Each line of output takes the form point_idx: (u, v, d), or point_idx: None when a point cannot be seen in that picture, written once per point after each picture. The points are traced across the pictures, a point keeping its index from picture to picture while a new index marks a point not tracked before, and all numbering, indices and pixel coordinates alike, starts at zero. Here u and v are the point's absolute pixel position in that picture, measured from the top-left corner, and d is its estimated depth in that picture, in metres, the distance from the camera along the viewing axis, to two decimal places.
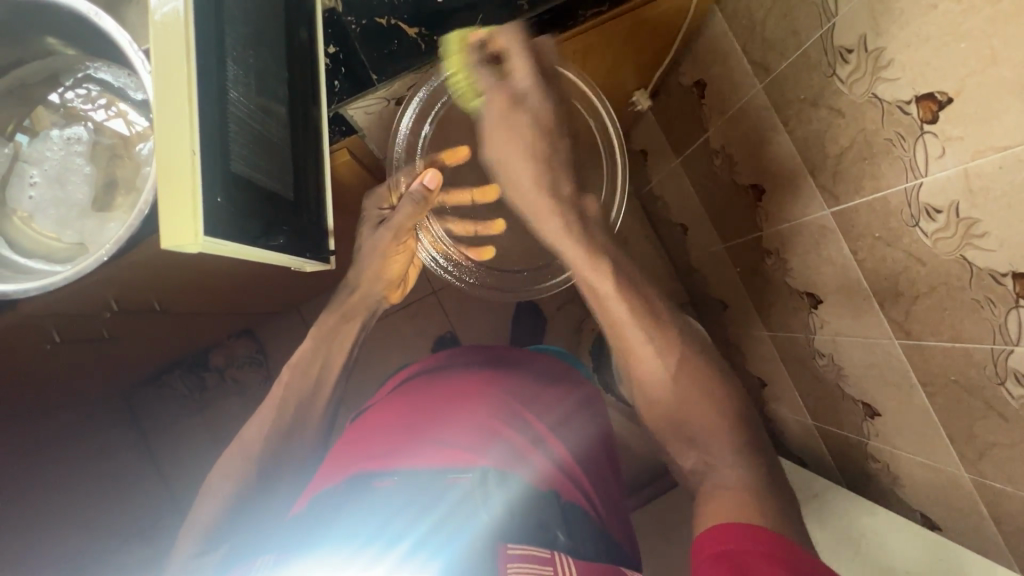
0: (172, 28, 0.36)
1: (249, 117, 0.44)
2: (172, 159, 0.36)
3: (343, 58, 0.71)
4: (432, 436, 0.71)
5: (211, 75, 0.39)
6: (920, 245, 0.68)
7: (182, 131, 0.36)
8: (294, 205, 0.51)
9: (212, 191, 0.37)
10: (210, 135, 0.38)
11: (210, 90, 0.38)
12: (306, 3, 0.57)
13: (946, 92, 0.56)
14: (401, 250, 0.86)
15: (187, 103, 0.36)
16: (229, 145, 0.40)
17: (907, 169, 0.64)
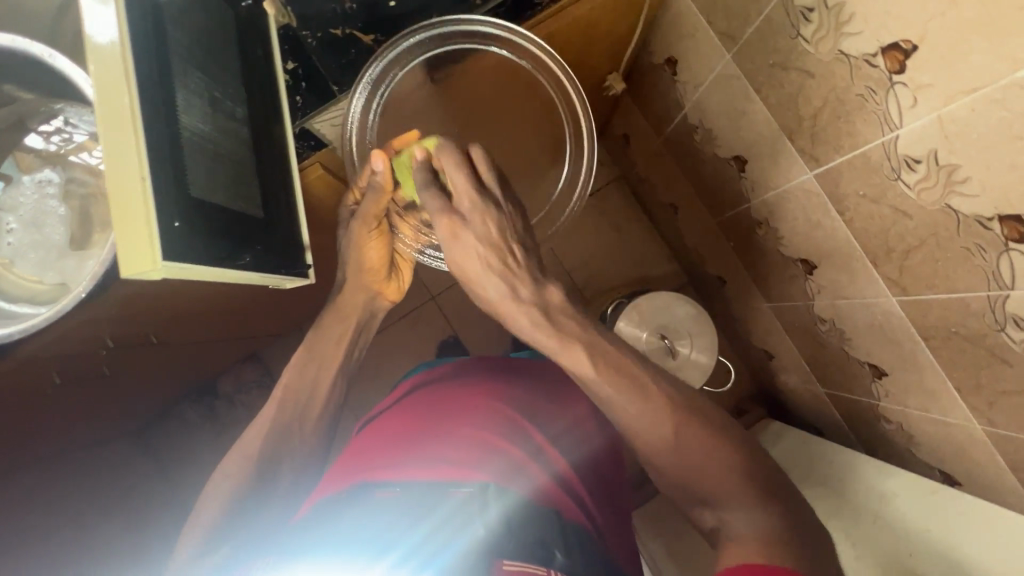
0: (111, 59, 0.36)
1: (203, 141, 0.44)
2: (124, 189, 0.35)
3: (302, 73, 0.63)
4: (435, 447, 0.71)
5: (159, 101, 0.39)
6: (904, 198, 0.67)
7: (130, 160, 0.35)
8: (266, 224, 0.52)
9: (171, 215, 0.37)
10: (162, 162, 0.37)
11: (157, 116, 0.38)
12: (259, 23, 0.57)
13: (910, 40, 0.55)
14: (376, 237, 0.83)
15: (132, 133, 0.36)
16: (183, 169, 0.40)
17: (882, 122, 0.63)
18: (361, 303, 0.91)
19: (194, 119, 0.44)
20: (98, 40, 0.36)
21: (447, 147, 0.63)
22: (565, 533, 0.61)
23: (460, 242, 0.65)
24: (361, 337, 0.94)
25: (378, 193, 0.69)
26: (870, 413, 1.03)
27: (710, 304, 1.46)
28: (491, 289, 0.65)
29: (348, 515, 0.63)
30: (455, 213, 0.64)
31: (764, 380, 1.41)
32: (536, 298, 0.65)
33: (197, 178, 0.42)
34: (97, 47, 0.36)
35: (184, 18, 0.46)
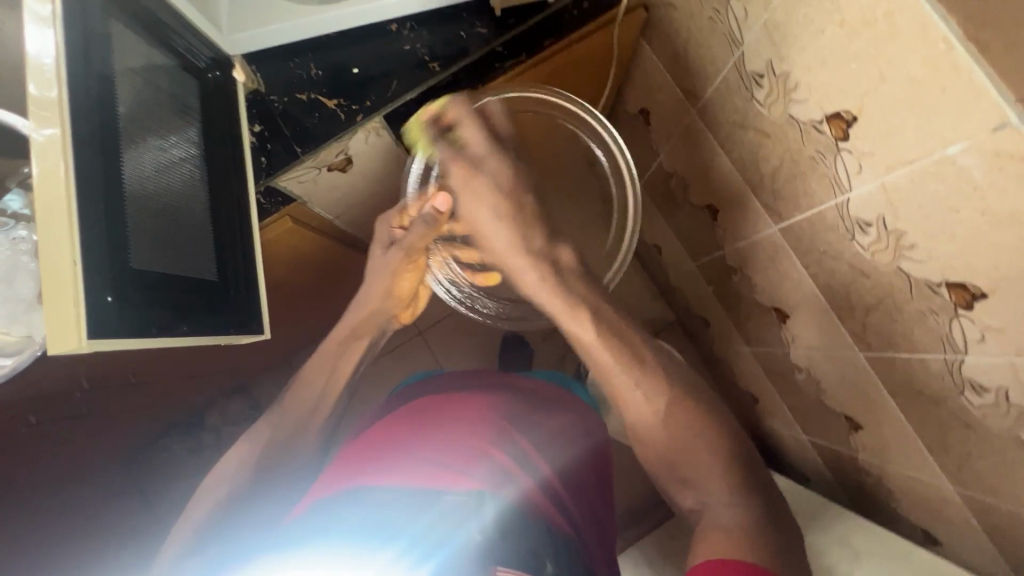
0: (47, 147, 0.38)
1: (143, 208, 0.46)
2: (55, 271, 0.37)
3: (269, 136, 0.64)
4: (429, 444, 0.65)
5: (94, 183, 0.41)
6: (860, 258, 0.67)
7: (60, 242, 0.37)
8: (213, 284, 0.54)
9: (99, 292, 0.39)
10: (93, 244, 0.39)
11: (92, 194, 0.40)
12: (228, 93, 0.61)
13: (850, 110, 0.56)
14: (413, 268, 0.80)
15: (63, 216, 0.38)
16: (118, 244, 0.42)
17: (833, 185, 0.64)
18: (372, 325, 0.84)
19: (136, 186, 0.46)
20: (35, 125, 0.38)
21: (456, 99, 0.64)
22: (557, 553, 0.58)
23: (471, 186, 0.64)
24: (366, 358, 0.87)
25: (431, 227, 0.72)
26: (851, 465, 1.00)
27: (697, 345, 1.45)
28: (497, 238, 0.66)
29: (341, 518, 0.57)
30: (468, 157, 0.64)
31: (750, 423, 1.39)
32: (548, 252, 0.66)
33: (136, 248, 0.44)
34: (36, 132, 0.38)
35: (133, 92, 0.48)
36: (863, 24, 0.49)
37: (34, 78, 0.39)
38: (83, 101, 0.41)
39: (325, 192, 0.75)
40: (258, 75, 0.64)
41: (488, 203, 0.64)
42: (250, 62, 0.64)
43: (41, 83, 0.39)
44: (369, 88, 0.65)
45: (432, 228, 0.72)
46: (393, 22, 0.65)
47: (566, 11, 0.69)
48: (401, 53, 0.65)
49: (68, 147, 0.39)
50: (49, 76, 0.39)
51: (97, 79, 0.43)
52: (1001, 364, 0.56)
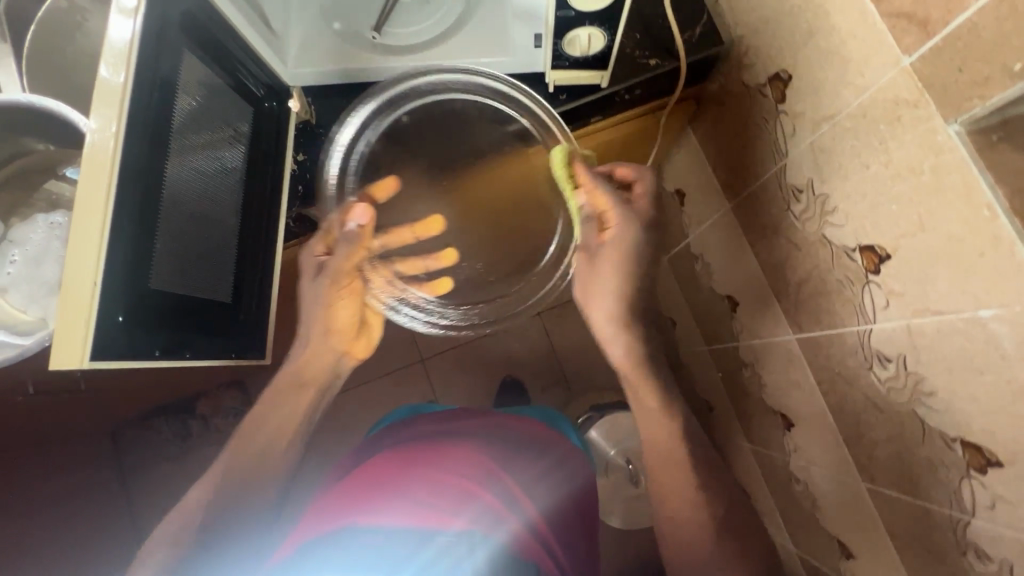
0: (96, 167, 0.40)
1: (173, 221, 0.47)
2: (77, 287, 0.38)
3: (309, 167, 0.66)
4: (414, 477, 0.58)
5: (133, 199, 0.42)
6: (875, 390, 0.65)
7: (88, 260, 0.39)
8: (223, 308, 0.54)
9: (113, 311, 0.40)
10: (118, 265, 0.41)
11: (129, 207, 0.41)
12: (279, 123, 0.63)
13: (884, 247, 0.55)
14: (346, 297, 0.61)
15: (96, 236, 0.39)
16: (144, 261, 0.43)
17: (857, 313, 0.63)
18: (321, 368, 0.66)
19: (172, 198, 0.47)
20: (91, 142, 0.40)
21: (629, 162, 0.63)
22: None
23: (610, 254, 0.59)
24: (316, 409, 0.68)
25: (353, 247, 0.56)
26: None
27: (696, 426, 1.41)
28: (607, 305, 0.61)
29: (325, 559, 0.50)
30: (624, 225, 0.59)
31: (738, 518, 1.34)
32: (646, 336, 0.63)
33: (157, 269, 0.45)
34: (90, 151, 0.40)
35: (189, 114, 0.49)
36: (908, 171, 0.49)
37: (104, 71, 0.41)
38: (142, 123, 0.43)
39: None
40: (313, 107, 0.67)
41: (615, 280, 0.59)
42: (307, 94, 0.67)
43: (104, 106, 0.40)
44: None
45: (355, 248, 0.57)
46: None
47: (618, 95, 0.68)
48: None
49: (116, 169, 0.40)
50: (115, 100, 0.41)
51: (160, 98, 0.45)
52: (1009, 537, 0.53)
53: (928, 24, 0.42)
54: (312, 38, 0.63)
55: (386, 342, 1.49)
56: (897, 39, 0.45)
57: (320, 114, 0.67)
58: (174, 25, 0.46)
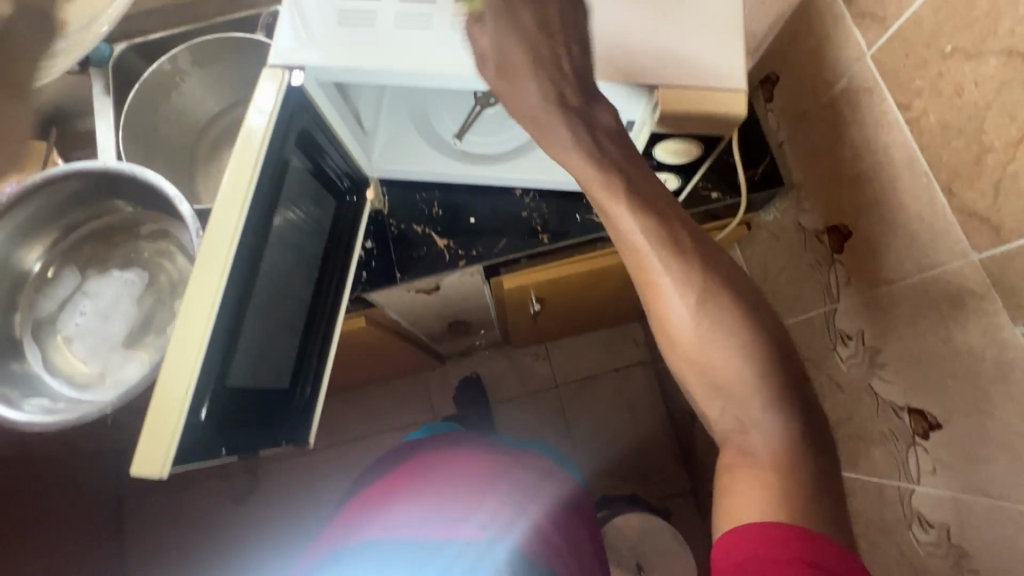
0: (207, 279, 0.43)
1: (248, 343, 0.48)
2: (172, 392, 0.41)
3: (376, 254, 0.69)
4: (417, 491, 0.64)
5: (234, 307, 0.45)
6: (912, 550, 0.63)
7: (186, 366, 0.42)
8: (286, 393, 0.56)
9: (198, 408, 0.42)
10: (210, 368, 0.43)
11: (226, 321, 0.44)
12: (352, 212, 0.65)
13: (935, 414, 0.56)
14: None
15: (197, 344, 0.42)
16: (230, 365, 0.45)
17: (900, 469, 0.62)
18: None
19: (252, 317, 0.48)
20: (204, 257, 0.44)
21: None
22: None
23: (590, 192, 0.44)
24: None
25: None
26: None
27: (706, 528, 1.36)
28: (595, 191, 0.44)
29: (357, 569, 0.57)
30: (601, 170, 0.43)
31: None
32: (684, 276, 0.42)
33: (240, 366, 0.47)
34: (203, 266, 0.44)
35: (289, 219, 0.53)
36: (970, 354, 0.50)
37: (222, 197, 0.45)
38: (252, 238, 0.46)
39: (405, 304, 0.79)
40: (384, 197, 0.71)
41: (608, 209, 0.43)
42: (382, 185, 0.71)
43: (223, 227, 0.44)
44: (478, 239, 0.69)
45: None
46: (518, 187, 0.70)
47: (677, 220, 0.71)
48: (516, 217, 0.70)
49: (222, 282, 0.44)
50: (233, 220, 0.45)
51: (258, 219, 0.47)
52: None
53: (1001, 230, 0.44)
54: (397, 139, 0.67)
55: (401, 396, 1.48)
56: (968, 233, 0.47)
57: (392, 204, 0.71)
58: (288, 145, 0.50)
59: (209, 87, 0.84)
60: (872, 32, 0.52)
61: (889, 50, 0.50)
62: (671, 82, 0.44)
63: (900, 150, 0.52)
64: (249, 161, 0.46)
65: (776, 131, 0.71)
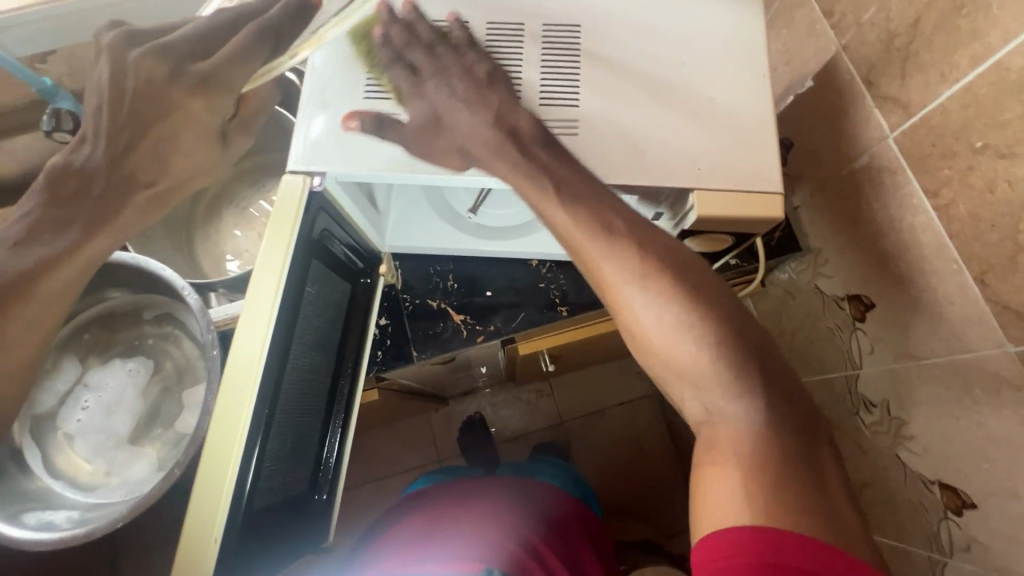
0: (233, 413, 0.41)
1: (274, 454, 0.46)
2: (199, 530, 0.38)
3: (390, 331, 0.67)
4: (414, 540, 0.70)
5: (264, 423, 0.43)
6: None
7: (216, 498, 0.39)
8: (304, 498, 0.53)
9: (231, 543, 0.40)
10: (242, 496, 0.41)
11: (258, 441, 0.42)
12: (368, 294, 0.63)
13: (969, 493, 0.55)
14: None
15: (223, 488, 0.39)
16: (258, 487, 0.43)
17: (931, 541, 0.61)
18: None
19: (279, 426, 0.46)
20: (234, 372, 0.42)
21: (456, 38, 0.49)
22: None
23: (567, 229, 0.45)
24: None
25: None
26: None
27: None
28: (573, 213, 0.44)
29: None
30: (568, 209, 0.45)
31: None
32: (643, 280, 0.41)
33: (263, 494, 0.45)
34: (228, 400, 0.41)
35: (310, 324, 0.51)
36: (1006, 443, 0.49)
37: (253, 302, 0.43)
38: (279, 356, 0.44)
39: (418, 373, 0.77)
40: (397, 271, 0.69)
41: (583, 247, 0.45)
42: (395, 258, 0.69)
43: (248, 353, 0.42)
44: (495, 313, 0.68)
45: None
46: (535, 258, 0.68)
47: None
48: (534, 288, 0.68)
49: (249, 416, 0.41)
50: (258, 346, 0.42)
51: (287, 322, 0.45)
52: None
53: None
54: (412, 215, 0.66)
55: (403, 439, 1.43)
56: (1002, 325, 0.46)
57: (406, 277, 0.69)
58: (307, 252, 0.48)
59: None
60: (896, 116, 0.51)
61: (915, 135, 0.50)
62: (705, 186, 0.46)
63: (928, 233, 0.51)
64: (271, 279, 0.44)
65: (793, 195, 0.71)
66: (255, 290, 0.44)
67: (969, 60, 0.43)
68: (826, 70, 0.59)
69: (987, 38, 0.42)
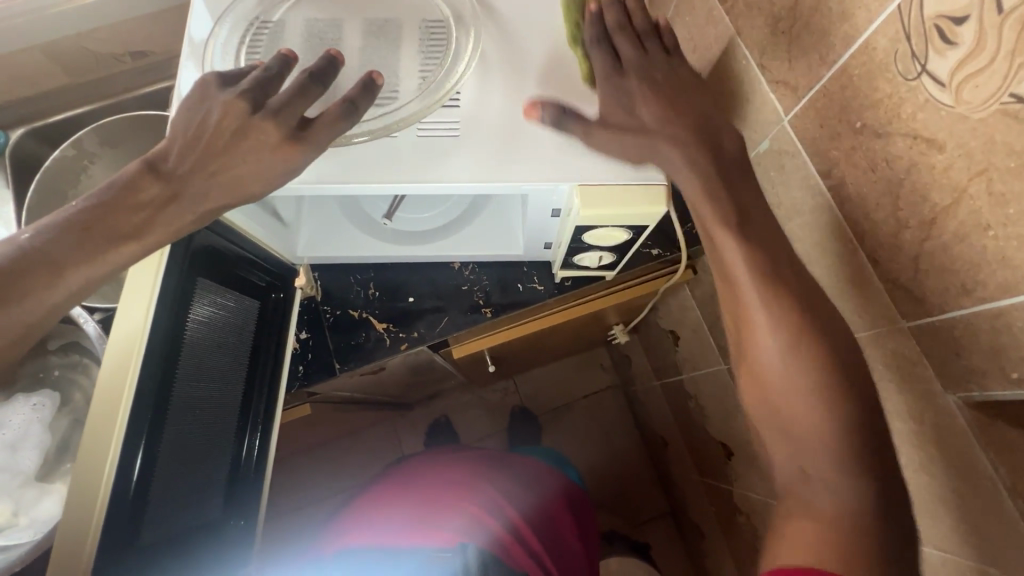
0: (96, 454, 0.39)
1: (168, 470, 0.44)
2: (68, 554, 0.36)
3: (311, 344, 0.66)
4: (396, 512, 0.68)
5: (144, 437, 0.41)
6: None
7: (85, 518, 0.37)
8: (218, 520, 0.51)
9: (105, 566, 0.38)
10: (118, 513, 0.39)
11: (134, 457, 0.40)
12: (286, 306, 0.61)
13: None
14: None
15: (88, 534, 0.37)
16: (142, 507, 0.41)
17: None
18: None
19: (171, 444, 0.44)
20: (106, 387, 0.40)
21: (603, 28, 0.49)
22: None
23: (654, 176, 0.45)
24: None
25: None
26: None
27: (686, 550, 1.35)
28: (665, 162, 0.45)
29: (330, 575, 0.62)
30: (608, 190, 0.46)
31: None
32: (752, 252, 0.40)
33: (155, 517, 0.43)
34: (92, 441, 0.39)
35: (202, 345, 0.48)
36: (909, 417, 0.49)
37: (125, 316, 0.42)
38: (156, 367, 0.43)
39: (353, 384, 0.76)
40: (316, 282, 0.68)
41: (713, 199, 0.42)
42: (313, 269, 0.68)
43: (119, 373, 0.41)
44: (418, 319, 0.67)
45: None
46: (456, 261, 0.68)
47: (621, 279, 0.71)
48: (457, 291, 0.68)
49: (116, 454, 0.39)
50: (123, 380, 0.40)
51: (168, 333, 0.44)
52: None
53: (924, 300, 0.44)
54: (325, 226, 0.65)
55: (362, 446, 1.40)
56: (894, 301, 0.47)
57: (326, 288, 0.68)
58: (187, 267, 0.47)
59: (122, 164, 0.80)
60: (788, 99, 0.52)
61: (804, 118, 0.50)
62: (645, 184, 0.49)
63: (826, 214, 0.51)
64: (145, 291, 0.43)
65: None
66: (123, 321, 0.42)
67: (842, 42, 0.44)
68: (725, 56, 0.59)
69: (854, 18, 0.42)
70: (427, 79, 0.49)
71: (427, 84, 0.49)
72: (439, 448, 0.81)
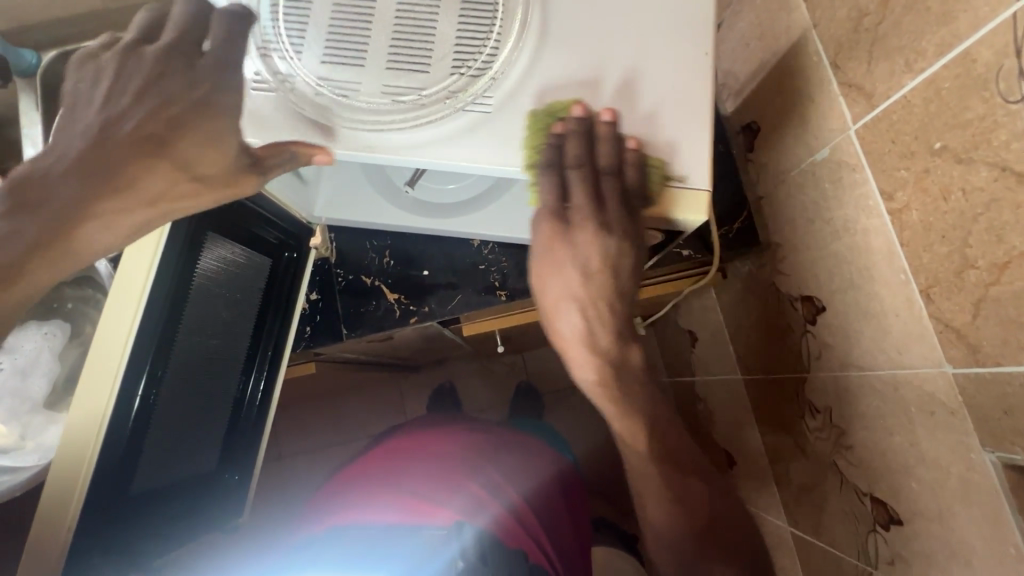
0: (93, 397, 0.38)
1: (167, 416, 0.44)
2: (61, 489, 0.36)
3: (321, 307, 0.65)
4: (389, 490, 0.66)
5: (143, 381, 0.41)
6: None
7: (80, 455, 0.37)
8: (209, 471, 0.51)
9: (95, 503, 0.38)
10: (112, 454, 0.39)
11: (132, 402, 0.40)
12: (298, 263, 0.60)
13: (896, 510, 0.52)
14: None
15: (80, 473, 0.37)
16: (139, 449, 0.41)
17: (860, 550, 0.59)
18: None
19: (172, 390, 0.44)
20: (107, 327, 0.40)
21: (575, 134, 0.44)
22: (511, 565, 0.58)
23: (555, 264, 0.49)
24: None
25: None
26: None
27: None
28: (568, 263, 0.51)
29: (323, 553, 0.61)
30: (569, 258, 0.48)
31: None
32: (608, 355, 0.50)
33: (150, 459, 0.43)
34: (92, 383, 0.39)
35: (207, 298, 0.47)
36: (934, 466, 0.46)
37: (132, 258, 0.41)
38: (158, 315, 0.42)
39: (360, 348, 0.75)
40: (332, 244, 0.66)
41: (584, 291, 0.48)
42: (330, 230, 0.66)
43: (121, 315, 0.40)
44: (430, 294, 0.65)
45: None
46: (477, 239, 0.65)
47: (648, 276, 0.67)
48: (473, 269, 0.66)
49: (113, 396, 0.39)
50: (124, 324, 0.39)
51: (174, 280, 0.43)
52: None
53: (978, 348, 0.40)
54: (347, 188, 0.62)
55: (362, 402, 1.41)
56: (942, 343, 0.43)
57: (341, 252, 0.66)
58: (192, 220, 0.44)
59: None
60: (859, 106, 0.46)
61: (875, 129, 0.45)
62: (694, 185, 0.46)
63: (881, 238, 0.47)
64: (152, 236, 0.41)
65: (756, 184, 0.67)
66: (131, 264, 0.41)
67: (936, 48, 0.38)
68: (796, 48, 0.53)
69: (956, 23, 0.37)
70: (465, 58, 0.46)
71: (470, 68, 0.46)
72: (428, 423, 0.78)
